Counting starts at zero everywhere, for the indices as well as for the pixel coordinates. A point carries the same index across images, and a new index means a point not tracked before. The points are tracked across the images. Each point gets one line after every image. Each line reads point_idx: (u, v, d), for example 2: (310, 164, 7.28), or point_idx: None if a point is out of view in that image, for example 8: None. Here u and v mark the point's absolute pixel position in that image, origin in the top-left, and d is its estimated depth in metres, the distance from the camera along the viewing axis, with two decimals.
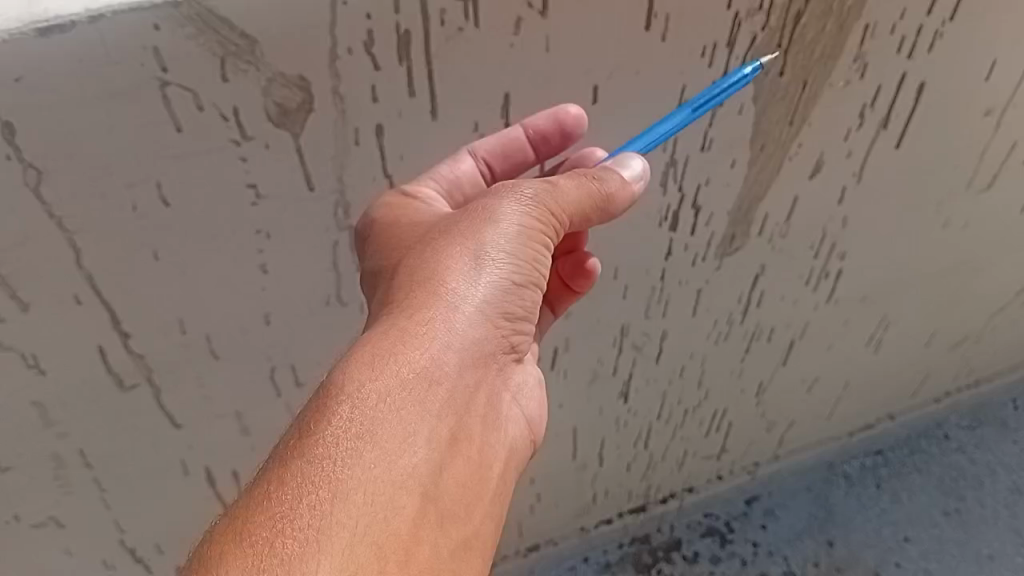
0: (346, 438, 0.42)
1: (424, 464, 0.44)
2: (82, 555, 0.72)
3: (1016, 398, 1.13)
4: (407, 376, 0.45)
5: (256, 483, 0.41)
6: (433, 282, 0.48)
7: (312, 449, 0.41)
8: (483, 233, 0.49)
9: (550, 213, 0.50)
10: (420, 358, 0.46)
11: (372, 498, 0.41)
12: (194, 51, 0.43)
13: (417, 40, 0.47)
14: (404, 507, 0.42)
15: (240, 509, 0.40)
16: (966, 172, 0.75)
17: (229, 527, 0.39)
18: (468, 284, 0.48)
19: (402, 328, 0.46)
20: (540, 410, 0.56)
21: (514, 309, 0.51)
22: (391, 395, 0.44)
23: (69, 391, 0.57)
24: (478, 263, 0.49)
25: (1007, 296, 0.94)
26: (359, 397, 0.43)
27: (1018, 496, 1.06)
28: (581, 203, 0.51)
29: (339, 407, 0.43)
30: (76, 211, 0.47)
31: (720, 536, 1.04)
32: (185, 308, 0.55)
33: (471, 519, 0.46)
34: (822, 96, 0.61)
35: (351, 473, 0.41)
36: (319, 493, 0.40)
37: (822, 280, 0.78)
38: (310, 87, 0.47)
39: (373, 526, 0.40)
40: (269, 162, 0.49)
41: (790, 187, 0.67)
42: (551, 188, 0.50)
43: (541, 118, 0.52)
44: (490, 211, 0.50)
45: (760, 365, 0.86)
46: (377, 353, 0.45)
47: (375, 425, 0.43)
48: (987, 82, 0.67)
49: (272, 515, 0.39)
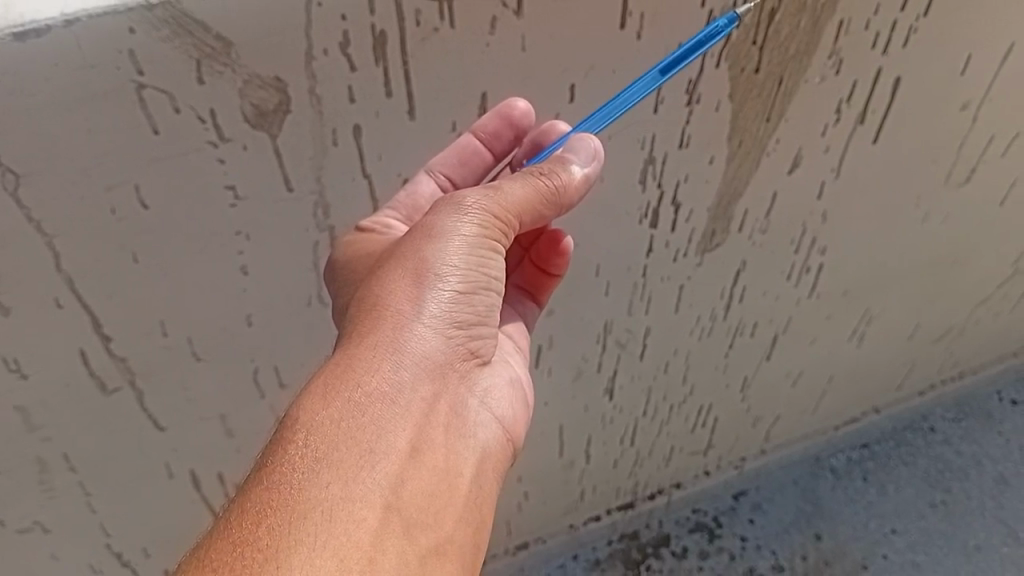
0: (302, 461, 0.43)
1: (384, 477, 0.44)
2: (69, 560, 0.72)
3: (1001, 389, 1.14)
4: (360, 397, 0.45)
5: (220, 519, 0.42)
6: (387, 303, 0.48)
7: (271, 477, 0.42)
8: (434, 248, 0.49)
9: (495, 217, 0.50)
10: (373, 378, 0.46)
11: (333, 514, 0.41)
12: (169, 54, 0.44)
13: (392, 40, 0.47)
14: (367, 519, 0.42)
15: (204, 543, 0.41)
16: (945, 166, 0.75)
17: (194, 560, 0.40)
18: (421, 302, 0.49)
19: (354, 350, 0.47)
20: (515, 417, 0.56)
21: (472, 319, 0.51)
22: (346, 414, 0.45)
23: (51, 395, 0.57)
24: (430, 280, 0.49)
25: (989, 288, 0.94)
26: (313, 423, 0.44)
27: (1004, 486, 1.06)
28: (530, 204, 0.51)
29: (295, 435, 0.44)
30: (54, 214, 0.47)
31: (709, 531, 1.04)
32: (167, 310, 0.55)
33: (442, 526, 0.46)
34: (798, 92, 0.61)
35: (308, 492, 0.41)
36: (278, 516, 0.41)
37: (804, 275, 0.79)
38: (286, 88, 0.47)
39: (335, 540, 0.41)
40: (247, 163, 0.49)
41: (769, 183, 0.68)
42: (497, 189, 0.51)
43: (486, 120, 0.52)
44: (434, 228, 0.50)
45: (744, 360, 0.87)
46: (330, 380, 0.46)
47: (330, 445, 0.43)
48: (963, 76, 0.67)
49: (232, 543, 0.40)
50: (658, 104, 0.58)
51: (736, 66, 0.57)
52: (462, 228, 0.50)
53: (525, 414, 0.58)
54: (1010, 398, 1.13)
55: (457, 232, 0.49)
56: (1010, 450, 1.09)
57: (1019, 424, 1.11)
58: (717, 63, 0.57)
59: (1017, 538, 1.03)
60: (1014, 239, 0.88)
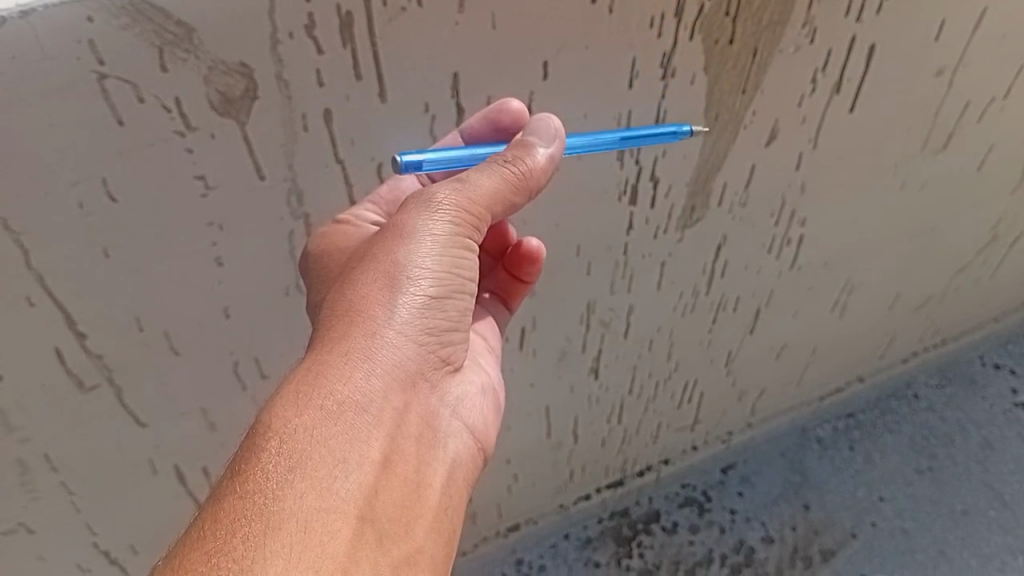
0: (276, 470, 0.42)
1: (357, 487, 0.43)
2: (55, 561, 0.71)
3: (982, 354, 1.15)
4: (331, 406, 0.45)
5: (192, 528, 0.41)
6: (357, 310, 0.48)
7: (244, 485, 0.42)
8: (403, 252, 0.49)
9: (467, 214, 0.50)
10: (344, 387, 0.46)
11: (306, 524, 0.41)
12: (130, 42, 0.42)
13: (359, 21, 0.47)
14: (341, 530, 0.42)
15: (178, 553, 0.40)
16: (922, 133, 0.75)
17: (168, 569, 0.39)
18: (390, 308, 0.48)
19: (326, 356, 0.46)
20: (484, 423, 0.56)
21: (442, 323, 0.51)
22: (320, 421, 0.44)
23: (27, 397, 0.56)
24: (398, 286, 0.49)
25: (969, 255, 0.95)
26: (286, 432, 0.43)
27: (989, 451, 1.07)
28: (501, 198, 0.50)
29: (268, 442, 0.43)
30: (20, 211, 0.46)
31: (698, 505, 1.04)
32: (141, 304, 0.54)
33: (412, 537, 0.46)
34: (772, 63, 0.61)
35: (282, 502, 0.41)
36: (252, 526, 0.40)
37: (784, 247, 0.79)
38: (253, 73, 0.46)
39: (308, 552, 0.40)
40: (215, 153, 0.48)
41: (747, 155, 0.67)
42: (464, 184, 0.50)
43: (474, 119, 0.53)
44: (406, 229, 0.49)
45: (728, 333, 0.87)
46: (301, 388, 0.45)
47: (304, 453, 0.43)
48: (937, 42, 0.67)
49: (207, 553, 0.39)
50: (633, 79, 0.57)
51: (710, 37, 0.57)
52: (433, 229, 0.49)
53: (495, 419, 0.58)
54: (992, 362, 1.15)
55: (430, 233, 0.49)
56: (994, 415, 1.10)
57: (1002, 388, 1.12)
58: (691, 35, 0.56)
59: (1003, 502, 1.03)
60: (992, 205, 0.89)
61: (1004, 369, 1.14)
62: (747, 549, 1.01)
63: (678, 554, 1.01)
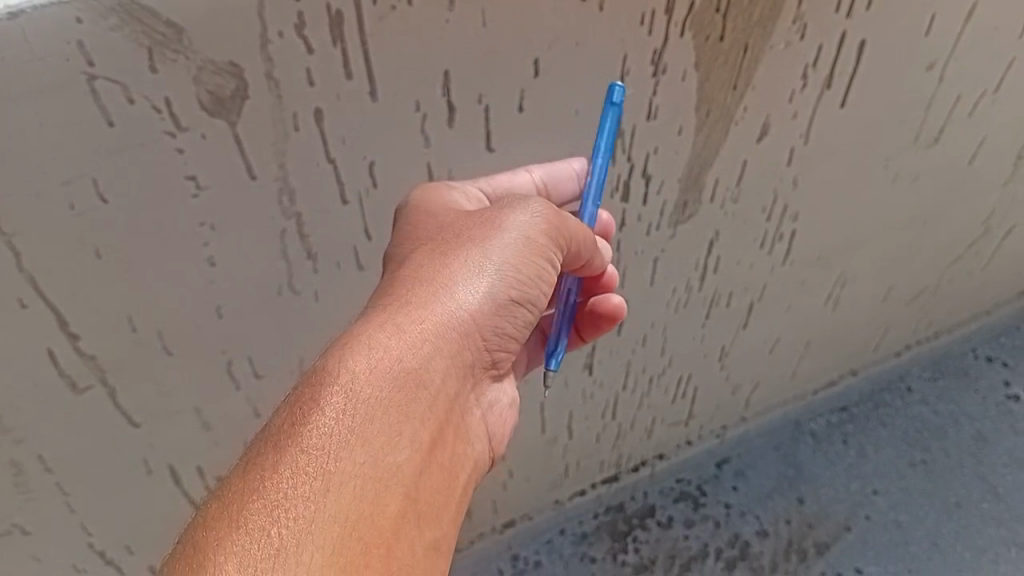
0: (339, 432, 0.42)
1: (407, 466, 0.44)
2: (50, 562, 0.71)
3: (976, 346, 1.16)
4: (398, 375, 0.45)
5: (250, 471, 0.41)
6: (434, 282, 0.48)
7: (307, 439, 0.41)
8: (488, 240, 0.50)
9: (554, 228, 0.51)
10: (410, 356, 0.46)
11: (359, 493, 0.41)
12: (119, 42, 0.42)
13: (349, 20, 0.47)
14: (389, 506, 0.42)
15: (234, 497, 0.40)
16: (913, 128, 0.75)
17: (222, 515, 0.39)
18: (464, 288, 0.49)
19: (400, 321, 0.46)
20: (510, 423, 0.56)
21: (516, 318, 0.51)
22: (386, 388, 0.44)
23: (20, 398, 0.56)
24: (476, 268, 0.49)
25: (961, 247, 0.95)
26: (353, 391, 0.43)
27: (982, 443, 1.08)
28: (579, 234, 0.53)
29: (333, 397, 0.43)
30: (10, 212, 0.46)
31: (693, 500, 1.05)
32: (133, 304, 0.54)
33: (445, 521, 0.46)
34: (763, 58, 0.61)
35: (341, 466, 0.41)
36: (312, 485, 0.40)
37: (777, 242, 0.79)
38: (243, 73, 0.46)
39: (359, 522, 0.41)
40: (207, 152, 0.48)
41: (739, 151, 0.68)
42: (559, 214, 0.52)
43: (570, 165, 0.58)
44: (498, 222, 0.51)
45: (721, 328, 0.87)
46: (373, 349, 0.45)
47: (365, 418, 0.43)
48: (927, 37, 0.67)
49: (267, 504, 0.39)
50: (624, 76, 0.57)
51: (701, 33, 0.57)
52: (523, 226, 0.50)
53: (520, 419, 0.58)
54: (985, 355, 1.15)
55: (517, 227, 0.50)
56: (987, 407, 1.11)
57: (995, 381, 1.13)
58: (681, 32, 0.56)
59: (996, 493, 1.04)
60: (983, 198, 0.89)
61: (997, 362, 1.15)
62: (742, 543, 1.01)
63: (673, 549, 1.01)
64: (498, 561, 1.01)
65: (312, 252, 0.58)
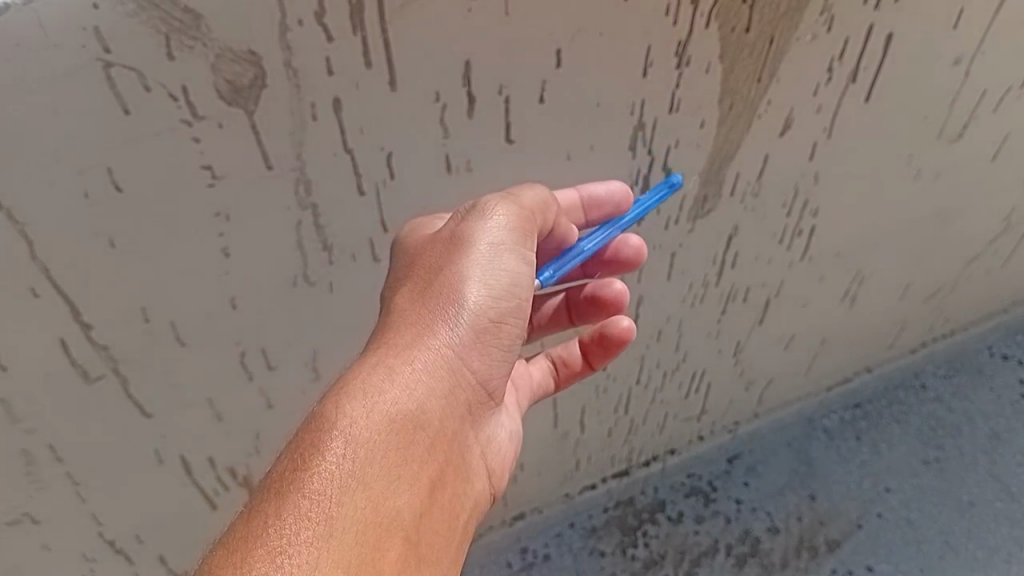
0: (339, 475, 0.42)
1: (406, 509, 0.44)
2: (59, 551, 0.70)
3: (991, 344, 1.14)
4: (395, 417, 0.45)
5: (254, 516, 0.40)
6: (429, 319, 0.48)
7: (309, 482, 0.41)
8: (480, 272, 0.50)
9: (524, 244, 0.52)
10: (408, 398, 0.45)
11: (359, 538, 0.41)
12: (136, 29, 0.41)
13: (370, 7, 0.46)
14: (389, 550, 0.42)
15: (238, 544, 0.39)
16: (937, 123, 0.74)
17: (228, 561, 0.38)
18: (459, 326, 0.48)
19: (397, 362, 0.46)
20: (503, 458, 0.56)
21: (502, 350, 0.51)
22: (384, 430, 0.44)
23: (31, 386, 0.55)
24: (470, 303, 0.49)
25: (981, 244, 0.94)
26: (353, 433, 0.43)
27: (997, 442, 1.07)
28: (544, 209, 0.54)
29: (335, 440, 0.43)
30: (24, 202, 0.45)
31: (703, 495, 1.04)
32: (147, 294, 0.54)
33: (441, 562, 0.46)
34: (788, 51, 0.60)
35: (343, 510, 0.41)
36: (314, 530, 0.40)
37: (796, 238, 0.78)
38: (261, 62, 0.45)
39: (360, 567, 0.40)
40: (224, 142, 0.48)
41: (761, 144, 0.66)
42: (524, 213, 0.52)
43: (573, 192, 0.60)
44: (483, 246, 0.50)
45: (737, 323, 0.86)
46: (372, 390, 0.45)
47: (365, 463, 0.43)
48: (954, 32, 0.66)
49: (271, 551, 0.39)
50: (647, 68, 0.56)
51: (726, 24, 0.56)
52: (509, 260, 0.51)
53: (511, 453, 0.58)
54: (1000, 353, 1.14)
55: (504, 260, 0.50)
56: (1002, 405, 1.10)
57: (1010, 378, 1.12)
58: (707, 23, 0.55)
59: (1010, 493, 1.03)
60: (1005, 195, 0.88)
61: (1013, 360, 1.13)
62: (753, 539, 1.01)
63: (683, 544, 1.00)
64: (506, 553, 1.01)
65: (328, 243, 0.57)
